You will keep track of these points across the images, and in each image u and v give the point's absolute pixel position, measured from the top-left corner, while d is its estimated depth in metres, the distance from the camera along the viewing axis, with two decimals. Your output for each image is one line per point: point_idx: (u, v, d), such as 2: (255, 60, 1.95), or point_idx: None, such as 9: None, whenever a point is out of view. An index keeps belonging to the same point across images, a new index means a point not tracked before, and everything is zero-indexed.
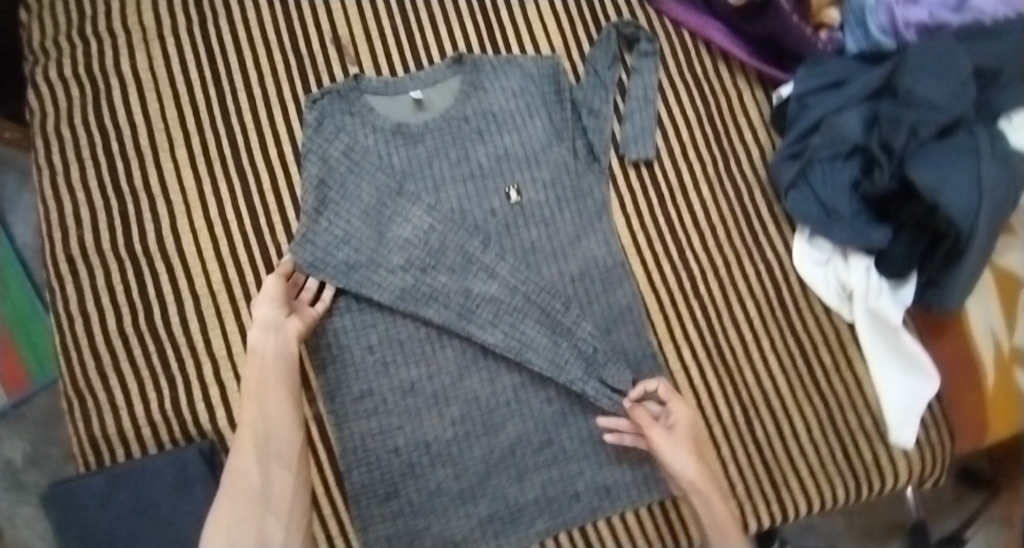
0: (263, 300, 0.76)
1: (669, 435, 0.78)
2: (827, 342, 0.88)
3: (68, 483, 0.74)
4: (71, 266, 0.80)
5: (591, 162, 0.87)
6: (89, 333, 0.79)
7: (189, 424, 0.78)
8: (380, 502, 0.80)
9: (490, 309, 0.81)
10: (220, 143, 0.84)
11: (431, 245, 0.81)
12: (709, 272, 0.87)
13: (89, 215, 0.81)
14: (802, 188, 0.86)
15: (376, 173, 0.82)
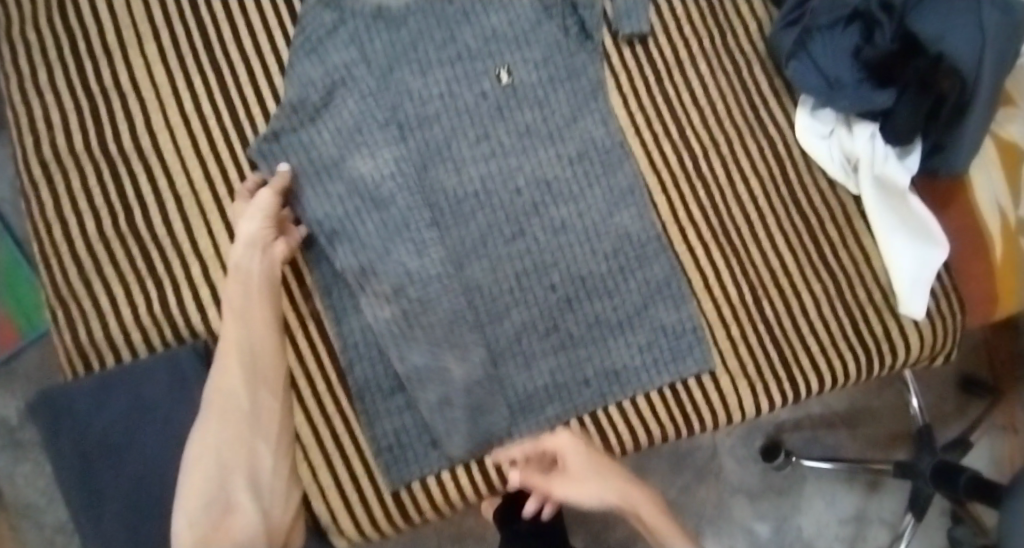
0: (248, 215, 0.73)
1: (565, 478, 0.71)
2: (832, 215, 0.84)
3: (58, 388, 0.71)
4: (45, 171, 0.76)
5: (583, 41, 0.85)
6: (69, 239, 0.75)
7: (180, 325, 0.76)
8: (385, 397, 0.77)
9: (395, 282, 0.77)
10: (192, 38, 0.80)
11: (377, 192, 0.78)
12: (709, 150, 0.85)
13: (60, 118, 0.77)
14: (803, 59, 0.82)
15: (361, 88, 0.79)
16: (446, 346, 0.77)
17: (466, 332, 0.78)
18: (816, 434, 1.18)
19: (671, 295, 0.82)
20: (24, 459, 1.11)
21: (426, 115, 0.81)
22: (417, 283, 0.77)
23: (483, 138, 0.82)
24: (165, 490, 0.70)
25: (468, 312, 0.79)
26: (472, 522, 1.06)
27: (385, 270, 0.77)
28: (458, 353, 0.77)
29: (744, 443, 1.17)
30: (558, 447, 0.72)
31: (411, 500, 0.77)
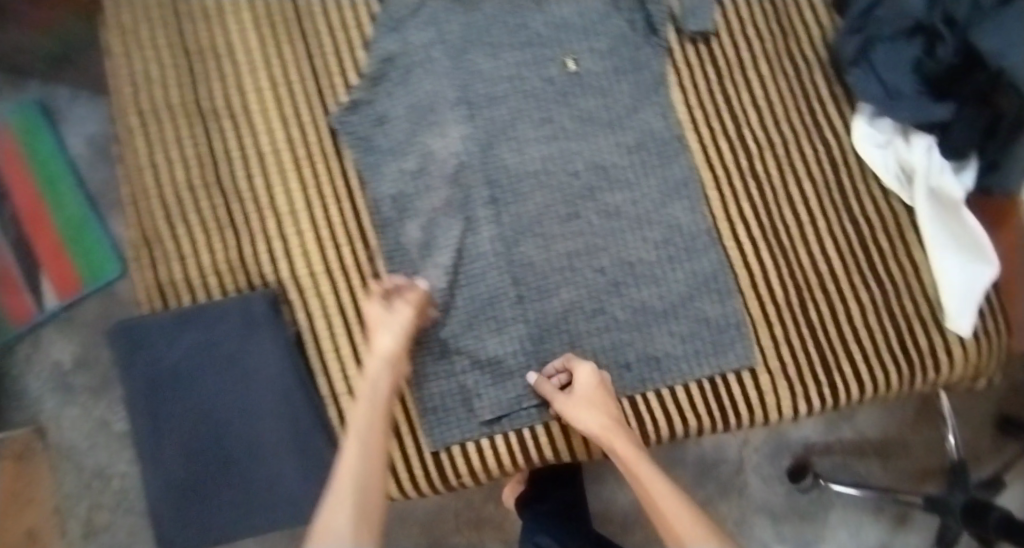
0: (387, 327, 0.73)
1: (569, 400, 0.75)
2: (884, 224, 0.85)
3: (134, 321, 0.75)
4: (141, 119, 0.81)
5: (649, 35, 0.88)
6: (158, 184, 0.80)
7: (253, 274, 0.80)
8: (434, 360, 0.80)
9: (452, 256, 0.80)
10: (284, 7, 0.85)
11: (447, 166, 0.81)
12: (766, 150, 0.86)
13: (159, 73, 0.82)
14: (864, 68, 0.83)
15: (436, 69, 0.83)
16: (482, 320, 0.81)
17: (505, 307, 0.81)
18: (846, 462, 1.12)
19: (717, 288, 0.83)
20: (71, 404, 1.16)
21: (495, 96, 0.84)
22: (471, 259, 0.81)
23: (546, 121, 0.85)
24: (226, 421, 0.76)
25: (515, 289, 0.81)
26: (491, 509, 1.07)
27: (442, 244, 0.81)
28: (495, 329, 0.81)
29: (770, 462, 1.11)
30: (577, 370, 0.76)
31: (450, 465, 0.80)
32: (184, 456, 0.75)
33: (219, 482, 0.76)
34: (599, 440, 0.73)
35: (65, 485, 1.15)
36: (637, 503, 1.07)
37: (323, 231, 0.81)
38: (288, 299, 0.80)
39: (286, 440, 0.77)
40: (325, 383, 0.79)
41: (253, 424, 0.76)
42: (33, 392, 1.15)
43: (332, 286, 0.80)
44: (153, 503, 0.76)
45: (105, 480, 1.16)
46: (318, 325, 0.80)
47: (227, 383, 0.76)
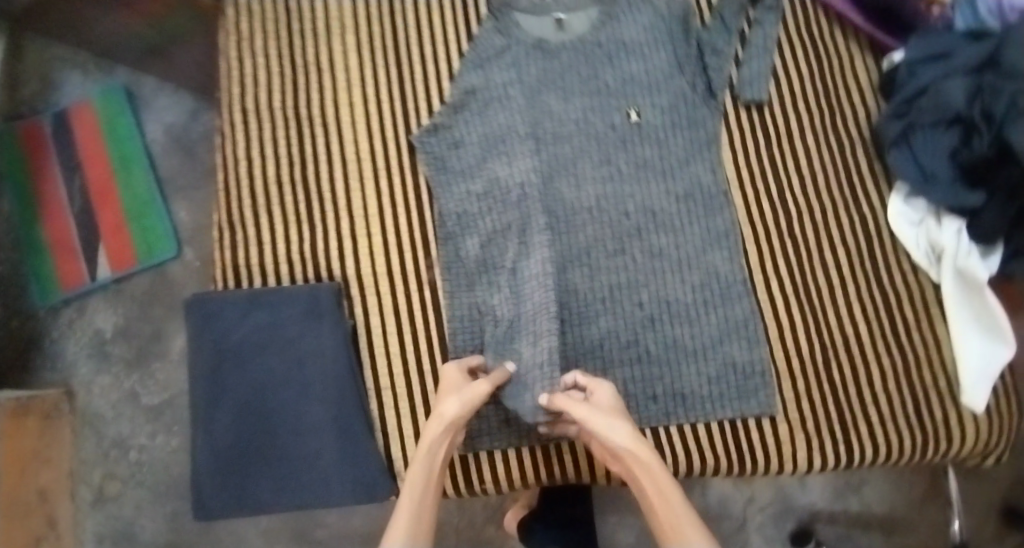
0: (457, 395, 0.74)
1: (592, 408, 0.72)
2: (911, 297, 0.90)
3: (209, 297, 0.83)
4: (244, 117, 0.91)
5: (708, 98, 0.94)
6: (249, 175, 0.89)
7: (321, 267, 0.87)
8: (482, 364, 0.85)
9: (506, 276, 0.86)
10: (383, 36, 0.95)
11: (511, 195, 0.88)
12: (804, 214, 0.92)
13: (265, 78, 0.92)
14: (904, 150, 0.89)
15: (511, 106, 0.91)
16: (521, 332, 0.83)
17: (544, 319, 0.81)
18: (850, 534, 1.14)
19: (746, 336, 0.88)
20: (104, 371, 1.30)
21: (562, 134, 0.91)
22: (520, 279, 0.85)
23: (605, 163, 0.91)
24: (274, 395, 0.83)
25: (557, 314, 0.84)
26: (492, 530, 1.12)
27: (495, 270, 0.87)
28: (534, 338, 0.81)
29: (774, 523, 1.13)
30: (597, 385, 0.76)
31: (476, 467, 0.85)
32: (234, 422, 0.82)
33: (261, 452, 0.83)
34: (626, 449, 0.68)
35: (83, 451, 1.28)
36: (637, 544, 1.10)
37: (390, 236, 0.89)
38: (349, 294, 0.87)
39: (329, 423, 0.83)
40: (370, 376, 0.85)
41: (301, 403, 0.83)
42: (70, 357, 1.30)
43: (390, 288, 0.87)
44: (198, 463, 0.82)
45: (122, 451, 1.28)
46: (372, 321, 0.87)
47: (284, 362, 0.84)
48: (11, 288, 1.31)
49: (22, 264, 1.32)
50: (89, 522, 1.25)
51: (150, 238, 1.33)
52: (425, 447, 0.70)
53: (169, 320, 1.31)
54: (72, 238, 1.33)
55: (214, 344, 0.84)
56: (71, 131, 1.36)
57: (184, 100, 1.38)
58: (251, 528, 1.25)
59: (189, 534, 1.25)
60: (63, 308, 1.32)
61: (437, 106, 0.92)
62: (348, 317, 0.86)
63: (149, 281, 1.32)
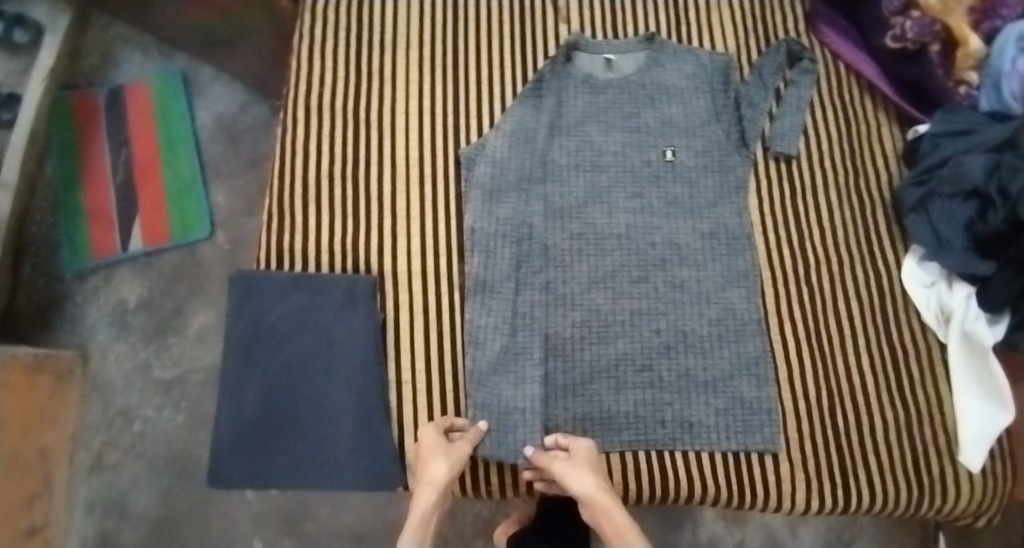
0: (444, 458, 0.80)
1: (567, 463, 0.80)
2: (917, 355, 0.94)
3: (254, 273, 0.88)
4: (306, 113, 0.97)
5: (740, 146, 0.99)
6: (303, 166, 0.94)
7: (360, 260, 0.92)
8: (489, 384, 0.87)
9: (502, 304, 0.89)
10: (444, 54, 1.01)
11: (520, 230, 0.92)
12: (823, 265, 0.97)
13: (330, 79, 0.98)
14: (921, 216, 0.94)
15: (545, 148, 0.95)
16: (504, 371, 0.88)
17: (528, 366, 0.88)
18: None
19: (756, 373, 0.92)
20: (122, 340, 1.33)
21: (600, 164, 0.96)
22: (510, 316, 0.89)
23: (637, 196, 0.96)
24: (301, 375, 0.87)
25: (571, 334, 0.91)
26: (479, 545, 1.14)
27: (497, 292, 0.89)
28: (512, 384, 0.87)
29: None
30: (574, 442, 0.83)
31: (483, 472, 0.89)
32: (260, 395, 0.86)
33: (282, 427, 0.86)
34: (591, 497, 0.77)
35: (88, 416, 1.29)
36: None
37: (428, 239, 0.93)
38: (382, 288, 0.91)
39: (350, 407, 0.86)
40: (393, 368, 0.89)
41: (326, 384, 0.87)
42: (90, 322, 1.33)
43: (422, 288, 0.91)
44: (220, 431, 0.85)
45: (126, 420, 1.29)
46: (401, 317, 0.90)
47: (314, 345, 0.88)
48: (44, 249, 1.36)
49: (58, 227, 1.37)
50: (83, 487, 1.26)
51: (185, 217, 1.37)
52: (418, 513, 0.76)
53: (193, 298, 1.34)
54: (109, 208, 1.37)
55: (250, 319, 0.88)
56: (123, 108, 1.42)
57: (236, 91, 1.44)
58: (244, 513, 1.24)
59: (182, 512, 1.25)
60: (91, 275, 1.35)
61: (486, 127, 0.98)
62: (380, 308, 0.90)
63: (178, 258, 1.36)
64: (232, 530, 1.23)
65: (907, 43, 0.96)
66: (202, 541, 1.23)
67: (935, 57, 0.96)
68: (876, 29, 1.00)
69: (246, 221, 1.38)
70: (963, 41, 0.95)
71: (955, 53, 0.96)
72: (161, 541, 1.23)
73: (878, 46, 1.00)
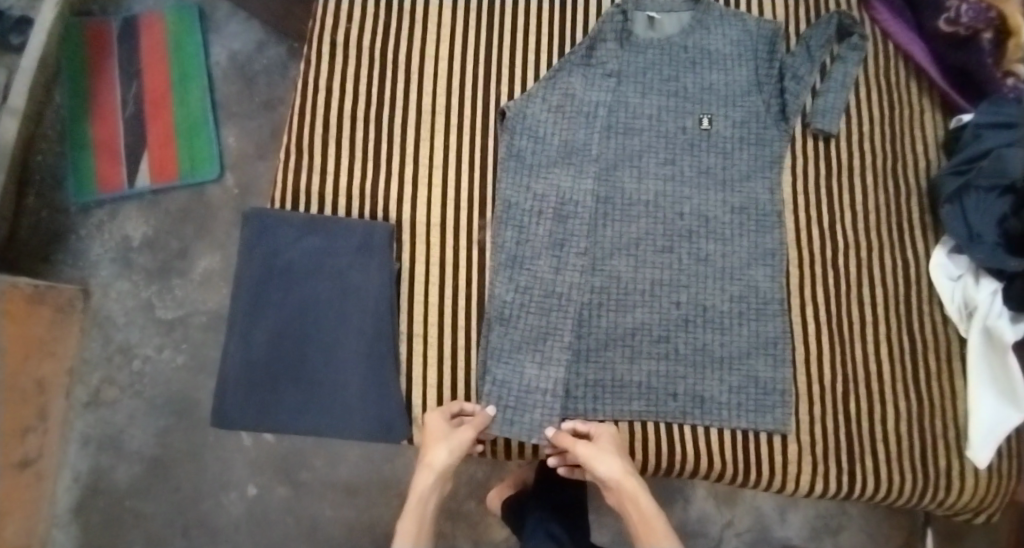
0: (443, 444, 0.80)
1: (593, 447, 0.80)
2: (936, 346, 0.92)
3: (271, 213, 0.85)
4: (332, 49, 0.93)
5: (779, 121, 0.96)
6: (326, 105, 0.91)
7: (378, 207, 0.89)
8: (510, 356, 0.86)
9: (528, 277, 0.87)
10: None
11: (564, 207, 0.89)
12: (850, 248, 0.94)
13: (360, 16, 0.95)
14: (955, 206, 0.92)
15: (592, 123, 0.91)
16: (530, 349, 0.86)
17: (555, 347, 0.86)
18: None
19: (773, 353, 0.90)
20: (124, 278, 1.30)
21: (633, 127, 0.94)
22: (542, 290, 0.87)
23: (669, 162, 0.93)
24: (310, 323, 0.85)
25: (591, 299, 0.88)
26: (471, 506, 1.13)
27: (530, 267, 0.87)
28: (535, 366, 0.86)
29: None
30: (597, 426, 0.83)
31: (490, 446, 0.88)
32: (267, 338, 0.84)
33: (288, 374, 0.84)
34: (617, 481, 0.79)
35: (87, 351, 1.27)
36: (613, 541, 1.11)
37: (449, 191, 0.90)
38: (399, 238, 0.89)
39: (359, 357, 0.84)
40: (405, 320, 0.87)
41: (334, 331, 0.85)
42: (93, 257, 1.31)
43: (440, 241, 0.89)
44: (226, 373, 0.84)
45: (125, 358, 1.27)
46: (416, 269, 0.88)
47: (324, 292, 0.85)
48: (49, 179, 1.33)
49: (65, 157, 1.34)
50: (79, 422, 1.25)
51: (195, 156, 1.34)
52: (417, 493, 0.82)
53: (199, 240, 1.31)
54: (118, 141, 1.34)
55: (262, 260, 0.85)
56: (139, 39, 1.38)
57: (252, 30, 1.39)
58: (238, 459, 1.23)
59: (176, 453, 1.24)
60: (96, 209, 1.33)
61: (531, 83, 0.94)
62: (395, 259, 0.87)
63: (186, 198, 1.33)
64: (226, 475, 1.23)
65: (959, 28, 0.93)
66: (196, 484, 1.22)
67: (986, 44, 0.92)
68: (930, 9, 0.96)
69: (257, 165, 1.34)
70: (1015, 32, 0.92)
71: (1006, 43, 0.93)
72: (155, 481, 1.23)
73: (930, 27, 0.97)
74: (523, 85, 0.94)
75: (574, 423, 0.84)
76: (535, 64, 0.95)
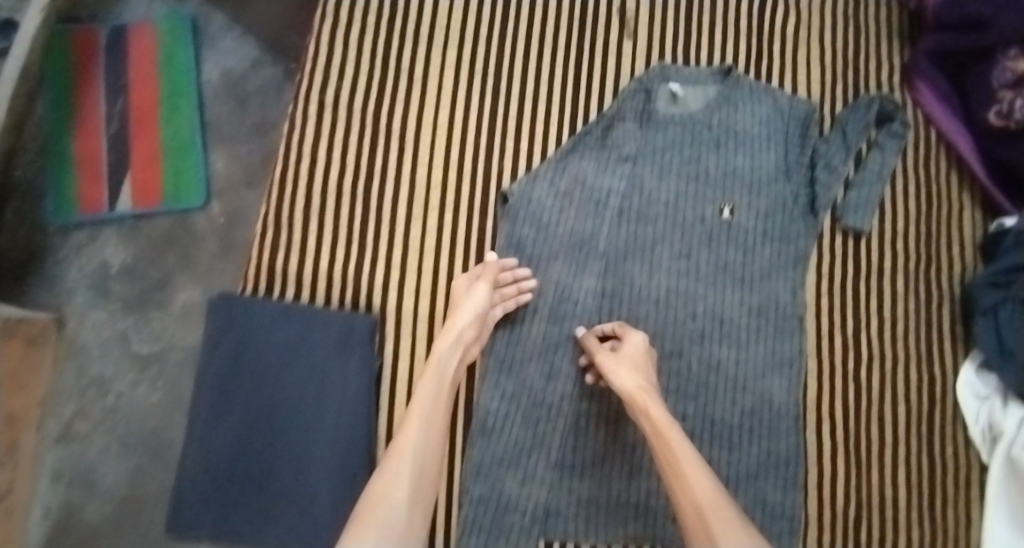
0: (464, 304, 0.78)
1: (614, 357, 0.76)
2: (956, 470, 0.86)
3: (239, 303, 0.79)
4: (318, 111, 0.87)
5: (807, 214, 0.88)
6: (308, 177, 0.85)
7: (360, 297, 0.83)
8: (490, 468, 0.79)
9: (516, 384, 0.81)
10: (487, 58, 0.90)
11: (561, 306, 0.83)
12: (874, 361, 0.87)
13: (351, 74, 0.88)
14: (989, 320, 0.84)
15: (601, 214, 0.85)
16: (511, 465, 0.80)
17: (540, 464, 0.80)
18: None
19: (784, 475, 0.83)
20: (101, 307, 1.11)
21: (648, 214, 0.86)
22: (531, 398, 0.81)
23: (684, 255, 0.85)
24: (278, 429, 0.77)
25: (589, 409, 0.81)
26: None
27: (519, 373, 0.81)
28: (518, 479, 0.79)
29: None
30: (627, 336, 0.78)
31: None
32: (234, 433, 0.77)
33: (254, 480, 0.77)
34: (631, 397, 0.72)
35: (59, 383, 1.09)
36: None
37: (441, 278, 0.83)
38: (382, 329, 0.82)
39: (330, 462, 0.76)
40: (384, 421, 0.80)
41: (310, 432, 0.77)
42: (69, 282, 1.12)
43: (427, 335, 0.82)
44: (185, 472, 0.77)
45: (100, 392, 1.09)
46: (400, 365, 0.81)
47: (296, 394, 0.78)
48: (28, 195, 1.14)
49: (45, 172, 1.15)
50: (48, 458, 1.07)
51: (180, 177, 1.14)
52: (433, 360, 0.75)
53: None
54: (100, 160, 1.14)
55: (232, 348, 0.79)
56: (127, 47, 1.19)
57: (248, 46, 1.20)
58: None
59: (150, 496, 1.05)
60: None
61: (537, 160, 0.87)
62: (377, 356, 0.81)
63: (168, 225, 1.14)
64: None
65: (1010, 123, 0.84)
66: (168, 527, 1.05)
67: None
68: (979, 98, 0.87)
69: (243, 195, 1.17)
70: None
71: None
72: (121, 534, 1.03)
73: (977, 117, 0.88)
74: (528, 162, 0.87)
75: (609, 329, 0.80)
76: (543, 138, 0.87)
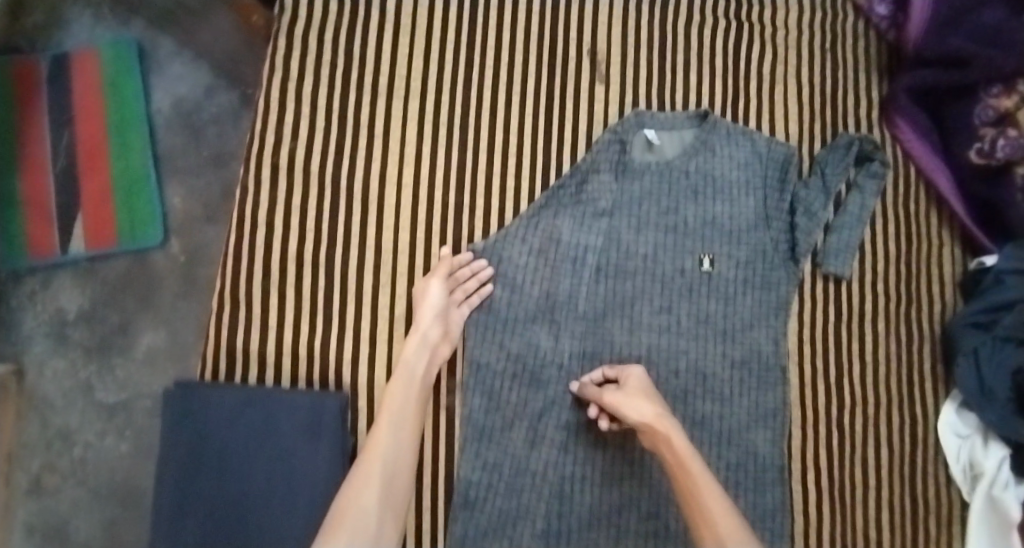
0: (422, 305, 0.79)
1: (620, 391, 0.75)
2: (936, 509, 0.85)
3: (202, 390, 0.76)
4: (273, 173, 0.84)
5: (788, 259, 0.85)
6: (266, 246, 0.82)
7: (328, 373, 0.80)
8: (474, 540, 0.79)
9: (498, 453, 0.80)
10: (453, 107, 0.86)
11: (541, 370, 0.81)
12: (857, 405, 0.86)
13: (306, 132, 0.85)
14: (969, 359, 0.83)
15: (579, 272, 0.83)
16: (496, 537, 0.79)
17: (525, 533, 0.78)
18: None
19: (771, 528, 0.82)
20: (59, 355, 1.01)
21: (626, 269, 0.84)
22: (514, 466, 0.79)
23: (665, 310, 0.84)
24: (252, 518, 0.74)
25: (572, 474, 0.80)
26: None
27: (500, 442, 0.80)
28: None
29: None
30: (629, 372, 0.77)
31: None
32: (204, 527, 0.74)
33: None
34: (649, 432, 0.71)
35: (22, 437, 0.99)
36: None
37: None
38: (355, 407, 0.80)
39: None
40: None
41: (284, 521, 0.73)
42: (24, 332, 1.01)
43: None
44: None
45: (66, 445, 0.99)
46: None
47: (270, 480, 0.75)
48: None
49: None
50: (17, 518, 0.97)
51: (134, 215, 1.03)
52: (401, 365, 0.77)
53: None
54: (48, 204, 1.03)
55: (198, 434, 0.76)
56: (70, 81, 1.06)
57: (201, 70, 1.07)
58: None
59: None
60: None
61: (509, 217, 0.84)
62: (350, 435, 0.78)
63: (124, 267, 1.03)
64: None
65: (992, 161, 0.83)
66: None
67: (1018, 181, 0.82)
68: (959, 135, 0.86)
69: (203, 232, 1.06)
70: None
71: None
72: None
73: (958, 155, 0.86)
74: (500, 219, 0.84)
75: (603, 372, 0.79)
76: (515, 192, 0.85)
